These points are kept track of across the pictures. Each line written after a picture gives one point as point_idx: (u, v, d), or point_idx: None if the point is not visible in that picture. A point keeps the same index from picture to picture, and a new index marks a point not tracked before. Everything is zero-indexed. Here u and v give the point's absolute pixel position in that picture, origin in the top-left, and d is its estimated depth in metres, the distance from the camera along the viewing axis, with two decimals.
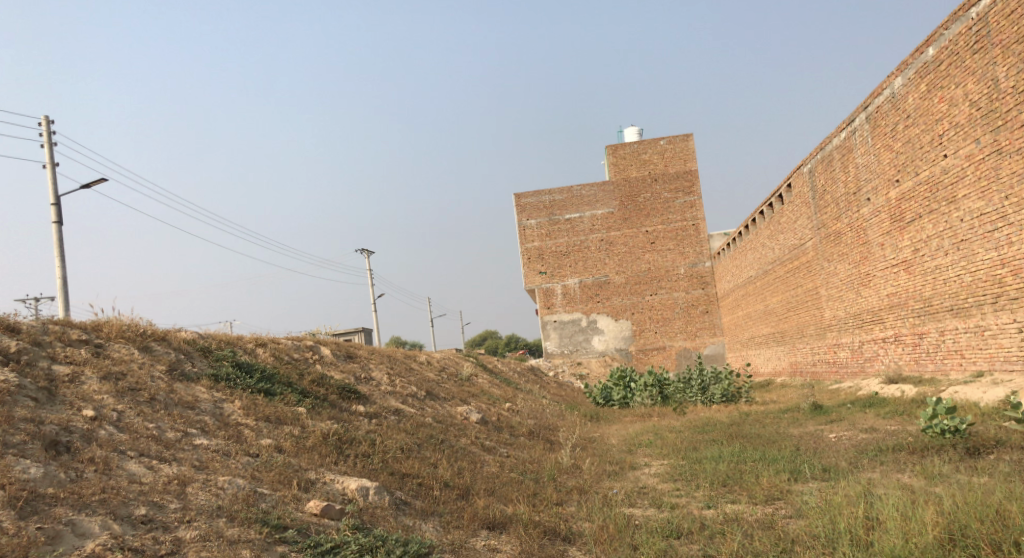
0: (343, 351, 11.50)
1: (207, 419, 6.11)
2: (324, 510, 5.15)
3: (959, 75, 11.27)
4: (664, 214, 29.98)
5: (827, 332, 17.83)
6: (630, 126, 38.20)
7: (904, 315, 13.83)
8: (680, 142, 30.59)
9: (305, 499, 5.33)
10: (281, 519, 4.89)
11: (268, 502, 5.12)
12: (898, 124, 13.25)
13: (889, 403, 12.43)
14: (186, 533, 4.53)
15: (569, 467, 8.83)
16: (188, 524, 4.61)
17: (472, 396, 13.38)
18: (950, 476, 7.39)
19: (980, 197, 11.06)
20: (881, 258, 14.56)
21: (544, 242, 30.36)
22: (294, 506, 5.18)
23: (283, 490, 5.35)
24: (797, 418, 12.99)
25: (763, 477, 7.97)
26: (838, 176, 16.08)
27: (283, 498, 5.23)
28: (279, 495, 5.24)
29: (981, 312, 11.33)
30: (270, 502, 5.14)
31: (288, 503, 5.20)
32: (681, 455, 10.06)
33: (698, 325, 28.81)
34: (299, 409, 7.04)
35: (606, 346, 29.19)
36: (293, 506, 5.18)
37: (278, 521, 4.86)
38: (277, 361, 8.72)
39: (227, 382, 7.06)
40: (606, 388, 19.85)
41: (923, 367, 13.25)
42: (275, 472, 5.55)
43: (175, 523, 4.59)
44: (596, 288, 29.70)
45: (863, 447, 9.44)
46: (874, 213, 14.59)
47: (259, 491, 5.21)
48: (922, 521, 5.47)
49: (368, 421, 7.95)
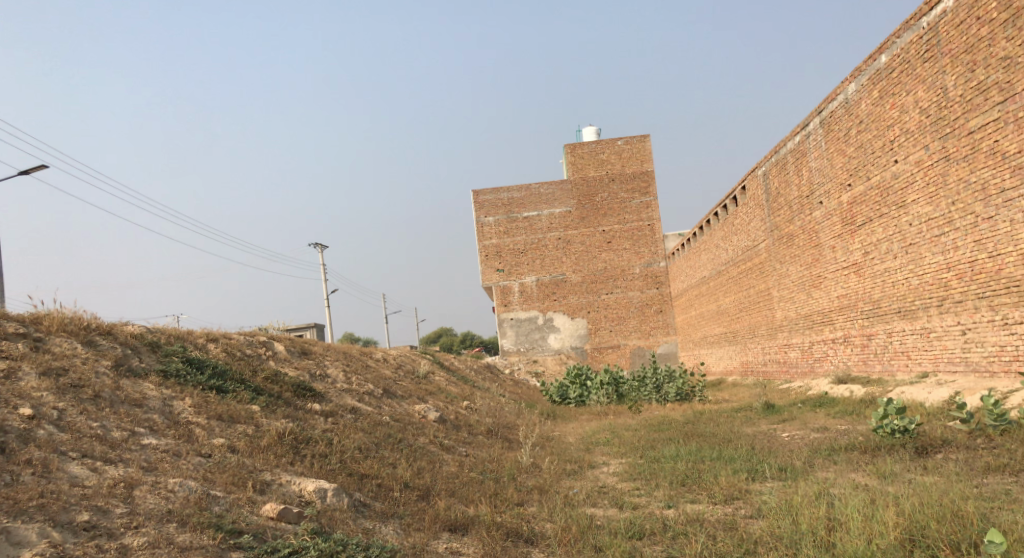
0: (297, 347, 11.22)
1: (156, 417, 5.84)
2: (281, 513, 4.95)
3: (909, 82, 11.49)
4: (620, 214, 30.14)
5: (778, 332, 18.11)
6: (588, 126, 38.28)
7: (853, 316, 14.08)
8: (637, 142, 30.78)
9: (261, 501, 5.12)
10: (236, 523, 4.69)
11: (221, 505, 4.90)
12: (851, 129, 13.47)
13: (839, 403, 12.65)
14: (133, 540, 4.30)
15: (528, 466, 8.73)
16: (136, 530, 4.37)
17: (429, 394, 13.20)
18: (903, 476, 7.50)
19: (928, 203, 11.29)
20: (832, 261, 14.80)
21: (502, 239, 30.25)
22: (249, 510, 4.97)
23: (238, 492, 5.13)
24: (750, 417, 13.13)
25: (721, 476, 7.98)
26: (792, 179, 16.31)
27: (237, 500, 5.01)
28: (233, 498, 5.03)
29: (927, 315, 11.58)
30: (223, 505, 4.92)
31: (243, 506, 4.99)
32: (638, 454, 10.05)
33: (652, 324, 29.06)
34: (252, 407, 6.80)
35: (561, 344, 29.23)
36: (248, 510, 4.97)
37: (232, 525, 4.65)
38: (229, 356, 8.43)
39: (177, 378, 6.78)
40: (562, 386, 19.84)
41: (871, 367, 13.52)
42: (229, 473, 5.33)
43: (121, 529, 4.35)
44: (553, 287, 29.70)
45: (816, 446, 9.54)
46: (826, 217, 14.82)
47: (211, 494, 4.99)
48: (882, 522, 5.52)
49: (324, 420, 7.74)
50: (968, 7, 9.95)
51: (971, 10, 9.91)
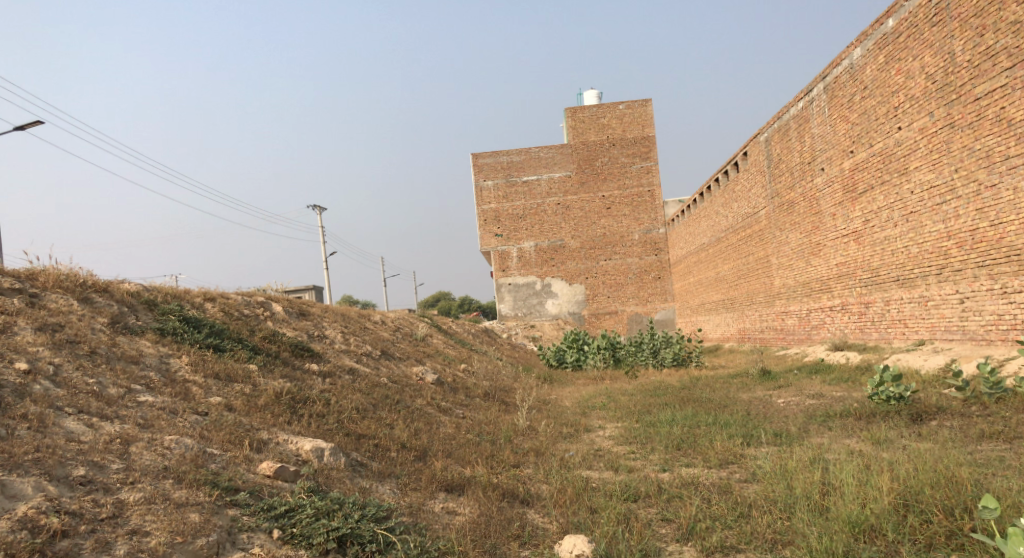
0: (294, 308, 11.20)
1: (153, 374, 5.83)
2: (278, 472, 4.96)
3: (916, 47, 11.31)
4: (620, 179, 29.95)
5: (776, 300, 18.11)
6: (589, 90, 37.83)
7: (851, 284, 14.07)
8: (639, 107, 30.44)
9: (257, 460, 5.13)
10: (232, 481, 4.70)
11: (218, 463, 4.91)
12: (855, 95, 13.31)
13: (834, 370, 12.69)
14: (129, 495, 4.31)
15: (524, 429, 8.76)
16: (132, 486, 4.38)
17: (427, 357, 13.22)
18: (898, 442, 7.53)
19: (930, 170, 11.19)
20: (831, 228, 14.74)
21: (501, 204, 30.09)
22: (246, 468, 4.99)
23: (235, 450, 5.15)
24: (746, 383, 13.19)
25: (716, 441, 8.02)
26: (794, 146, 16.17)
27: (233, 458, 5.02)
28: (230, 456, 5.04)
29: (926, 283, 11.55)
30: (220, 462, 4.93)
31: (239, 464, 5.00)
32: (634, 418, 10.09)
33: (650, 291, 29.07)
34: (250, 366, 6.79)
35: (559, 309, 29.28)
36: (244, 468, 4.98)
37: (229, 483, 4.66)
38: (226, 316, 8.41)
39: (174, 337, 6.76)
40: (559, 351, 19.90)
41: (868, 335, 13.54)
42: (226, 432, 5.33)
43: (118, 485, 4.36)
44: (552, 252, 29.64)
45: (811, 412, 9.59)
46: (827, 184, 14.72)
47: (208, 451, 4.99)
48: (877, 488, 5.56)
49: (322, 380, 7.75)
50: None
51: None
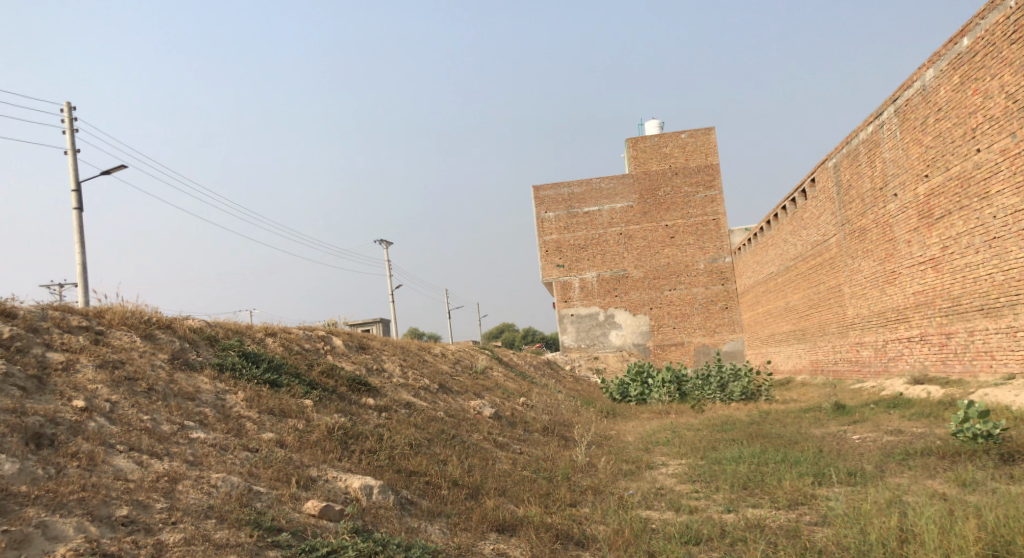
0: (355, 342, 11.28)
1: (207, 410, 5.90)
2: (323, 511, 4.91)
3: (995, 66, 10.81)
4: (684, 209, 29.54)
5: (849, 330, 17.40)
6: (651, 119, 37.62)
7: (931, 314, 13.39)
8: (701, 135, 30.07)
9: (304, 498, 5.10)
10: (275, 521, 4.67)
11: (263, 501, 4.90)
12: (928, 118, 12.80)
13: (915, 405, 12.04)
14: (169, 536, 4.31)
15: (584, 465, 8.54)
16: (173, 526, 4.39)
17: (486, 390, 13.13)
18: (986, 484, 7.02)
19: (1014, 193, 10.61)
20: (907, 256, 14.11)
21: (562, 235, 30.01)
22: (291, 507, 4.96)
23: (281, 488, 5.13)
24: (819, 418, 12.63)
25: (786, 480, 7.64)
26: (865, 171, 15.63)
27: (279, 497, 5.00)
28: (276, 494, 5.02)
29: (1013, 313, 10.88)
30: (266, 501, 4.91)
31: (285, 502, 4.98)
32: (700, 455, 9.74)
33: (717, 322, 28.41)
34: (304, 401, 6.81)
35: (623, 340, 28.85)
36: (290, 506, 4.95)
37: (272, 523, 4.63)
38: (286, 350, 8.50)
39: (232, 372, 6.85)
40: (623, 384, 19.52)
41: (950, 368, 12.82)
42: (274, 469, 5.32)
43: (159, 525, 4.37)
44: (615, 283, 29.33)
45: (889, 450, 9.07)
46: (901, 210, 14.14)
47: (254, 490, 4.99)
48: (962, 536, 5.16)
49: (378, 415, 7.73)
50: None
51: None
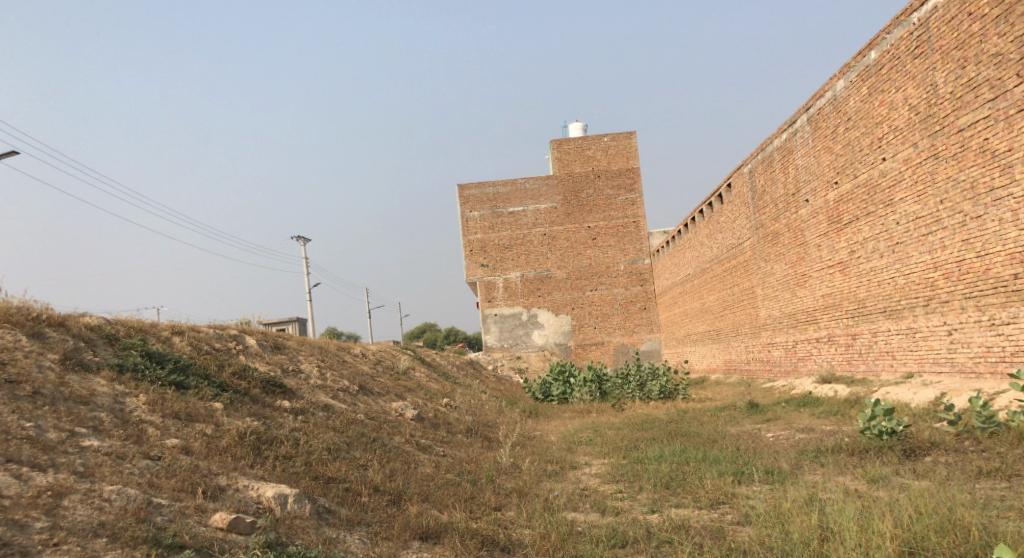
0: (270, 341, 10.81)
1: (103, 415, 5.45)
2: (232, 524, 4.59)
3: (899, 79, 11.24)
4: (606, 211, 29.89)
5: (762, 331, 17.90)
6: (574, 122, 37.89)
7: (838, 316, 13.86)
8: (623, 139, 30.49)
9: (210, 510, 4.76)
10: (177, 537, 4.32)
11: (164, 515, 4.54)
12: (839, 126, 13.23)
13: (823, 403, 12.43)
14: None
15: (508, 467, 8.39)
16: (55, 548, 3.99)
17: (408, 391, 12.83)
18: (894, 480, 7.24)
19: (916, 201, 11.06)
20: (817, 259, 14.59)
21: (487, 234, 29.82)
22: (195, 520, 4.61)
23: (186, 500, 4.77)
24: (734, 416, 12.89)
25: (707, 479, 7.70)
26: (778, 177, 16.09)
27: (183, 509, 4.65)
28: (179, 507, 4.66)
29: (913, 315, 11.35)
30: (166, 515, 4.56)
31: (189, 516, 4.63)
32: (621, 454, 9.75)
33: (636, 322, 28.89)
34: (214, 404, 6.41)
35: (545, 340, 28.91)
36: (195, 520, 4.60)
37: (172, 539, 4.28)
38: (195, 350, 8.03)
39: (133, 374, 6.38)
40: (545, 384, 19.50)
41: (855, 367, 13.30)
42: (178, 478, 4.95)
43: (38, 547, 3.97)
44: (537, 283, 29.37)
45: (802, 447, 9.28)
46: (812, 215, 14.59)
47: (154, 502, 4.62)
48: (880, 534, 5.26)
49: (294, 418, 7.39)
50: (960, 3, 9.71)
51: (963, 6, 9.66)
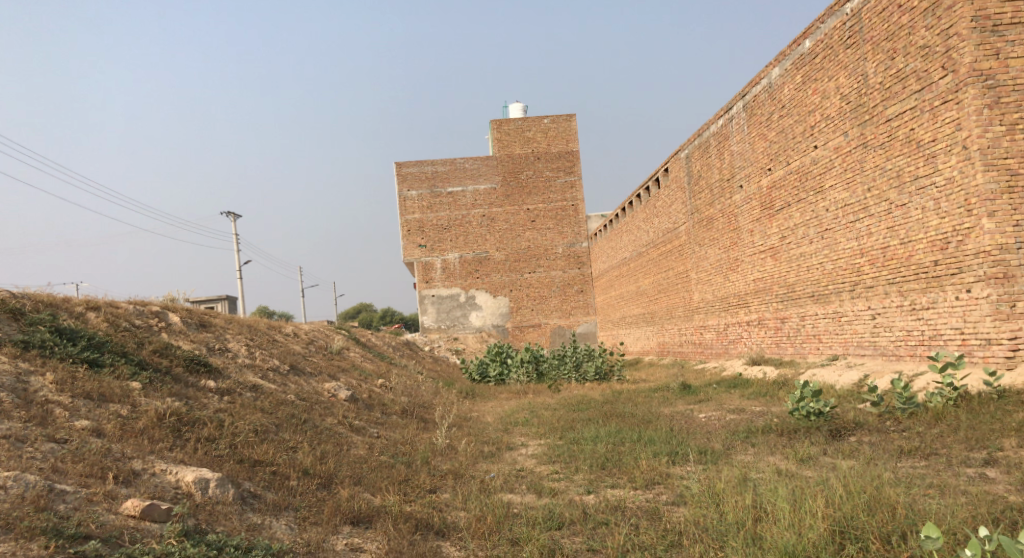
0: (194, 318, 10.36)
1: (3, 395, 5.07)
2: (145, 511, 4.32)
3: (832, 68, 11.43)
4: (545, 193, 29.87)
5: (695, 314, 18.17)
6: (514, 102, 37.65)
7: (768, 299, 14.14)
8: (563, 121, 30.46)
9: (122, 497, 4.47)
10: (81, 527, 4.04)
11: (69, 504, 4.24)
12: (773, 114, 13.41)
13: (752, 384, 12.67)
14: None
15: (442, 448, 8.25)
16: None
17: (341, 371, 12.54)
18: (822, 460, 7.38)
19: (845, 189, 11.28)
20: (749, 244, 14.83)
21: (425, 214, 29.42)
22: (105, 508, 4.33)
23: (94, 486, 4.46)
24: (667, 397, 13.04)
25: (642, 459, 7.71)
26: (714, 163, 16.28)
27: (90, 496, 4.35)
28: (85, 494, 4.36)
29: (839, 299, 11.62)
30: (71, 503, 4.25)
31: (97, 503, 4.33)
32: (557, 435, 9.72)
33: (573, 304, 29.08)
34: (130, 384, 6.06)
35: (483, 321, 28.80)
36: (103, 508, 4.31)
37: (76, 530, 3.99)
38: (112, 327, 7.59)
39: (40, 351, 5.97)
40: (482, 365, 19.37)
41: (784, 350, 13.60)
42: (86, 463, 4.63)
43: None
44: (475, 264, 29.17)
45: (733, 428, 9.41)
46: (745, 200, 14.81)
47: (58, 489, 4.31)
48: (811, 513, 5.33)
49: (218, 399, 7.07)
50: None
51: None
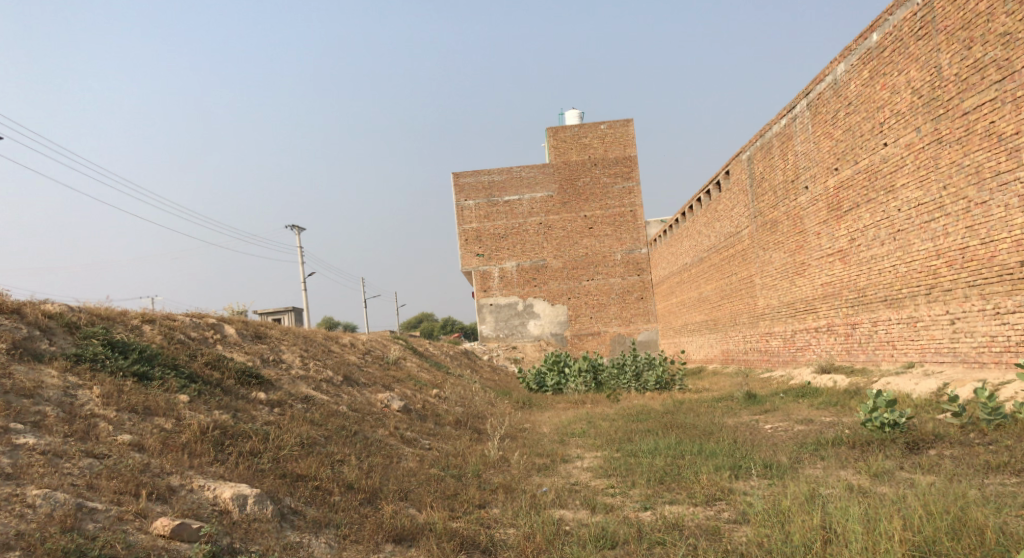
0: (251, 330, 10.42)
1: (48, 409, 5.10)
2: (175, 531, 4.27)
3: (902, 61, 10.84)
4: (603, 199, 29.50)
5: (759, 320, 17.55)
6: (571, 110, 37.41)
7: (837, 305, 13.51)
8: (620, 127, 30.09)
9: (154, 515, 4.43)
10: (108, 548, 4.00)
11: (99, 523, 4.21)
12: (839, 112, 12.84)
13: (822, 394, 12.08)
14: None
15: (496, 461, 8.05)
16: None
17: (397, 381, 12.47)
18: (899, 476, 6.89)
19: (918, 187, 10.67)
20: (816, 247, 14.22)
21: (482, 224, 29.40)
22: (135, 527, 4.28)
23: (127, 504, 4.43)
24: (731, 407, 12.55)
25: (703, 474, 7.35)
26: (777, 164, 15.71)
27: (121, 515, 4.32)
28: (116, 512, 4.33)
29: (914, 304, 10.99)
30: (101, 522, 4.23)
31: (127, 522, 4.30)
32: (615, 447, 9.40)
33: (633, 312, 28.57)
34: (177, 397, 6.05)
35: (542, 330, 28.58)
36: (133, 527, 4.27)
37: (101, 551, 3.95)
38: (167, 339, 7.65)
39: (90, 364, 6.02)
40: (540, 374, 19.10)
41: (855, 357, 12.94)
42: (121, 479, 4.61)
43: None
44: (533, 272, 28.97)
45: (802, 440, 8.93)
46: (811, 202, 14.21)
47: (88, 508, 4.28)
48: (887, 536, 4.93)
49: (268, 411, 7.04)
50: None
51: None
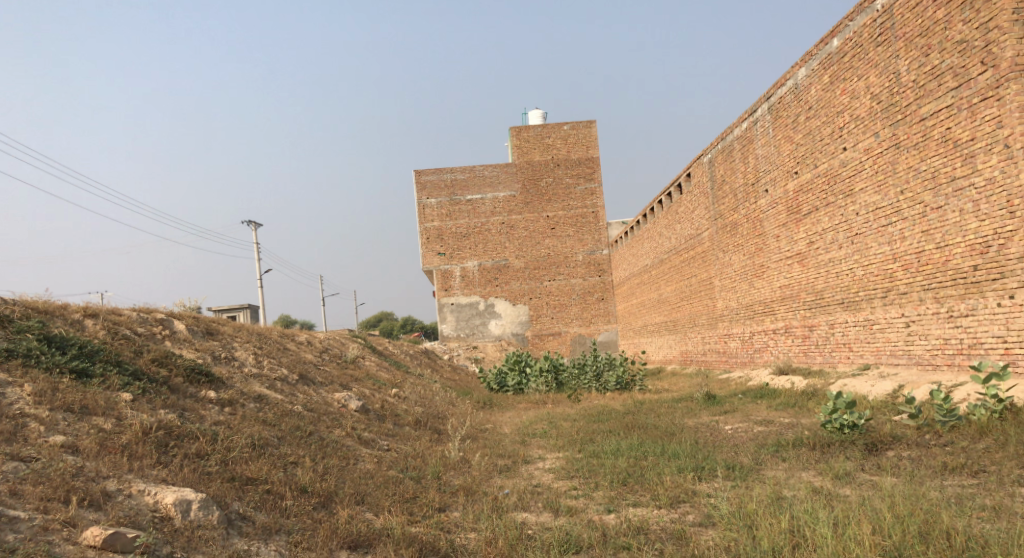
0: (202, 326, 10.03)
1: None
2: (108, 541, 4.01)
3: (862, 67, 10.90)
4: (565, 200, 29.43)
5: (718, 322, 17.61)
6: (534, 110, 37.27)
7: (795, 307, 13.58)
8: (583, 128, 30.05)
9: (84, 524, 4.14)
10: None
11: (22, 533, 3.91)
12: (800, 116, 12.88)
13: (780, 395, 12.12)
14: None
15: (456, 462, 7.83)
16: None
17: (355, 381, 12.16)
18: (859, 478, 6.86)
19: (876, 192, 10.74)
20: (775, 250, 14.27)
21: (444, 222, 29.08)
22: (62, 538, 3.99)
23: (55, 512, 4.13)
24: (691, 408, 12.52)
25: (665, 475, 7.23)
26: (738, 167, 15.76)
27: (47, 525, 4.02)
28: (42, 522, 4.03)
29: (871, 306, 11.06)
30: (23, 532, 3.93)
31: (54, 532, 4.01)
32: (577, 448, 9.25)
33: (593, 312, 28.57)
34: (118, 396, 5.72)
35: (502, 330, 28.41)
36: (60, 538, 3.99)
37: None
38: (111, 334, 7.28)
39: (24, 361, 5.66)
40: (500, 374, 18.91)
41: (812, 359, 13.02)
42: (49, 485, 4.31)
43: None
44: (495, 272, 28.78)
45: (762, 440, 8.88)
46: (771, 205, 14.26)
47: (10, 518, 3.98)
48: (857, 541, 4.85)
49: (219, 410, 6.73)
50: None
51: None
